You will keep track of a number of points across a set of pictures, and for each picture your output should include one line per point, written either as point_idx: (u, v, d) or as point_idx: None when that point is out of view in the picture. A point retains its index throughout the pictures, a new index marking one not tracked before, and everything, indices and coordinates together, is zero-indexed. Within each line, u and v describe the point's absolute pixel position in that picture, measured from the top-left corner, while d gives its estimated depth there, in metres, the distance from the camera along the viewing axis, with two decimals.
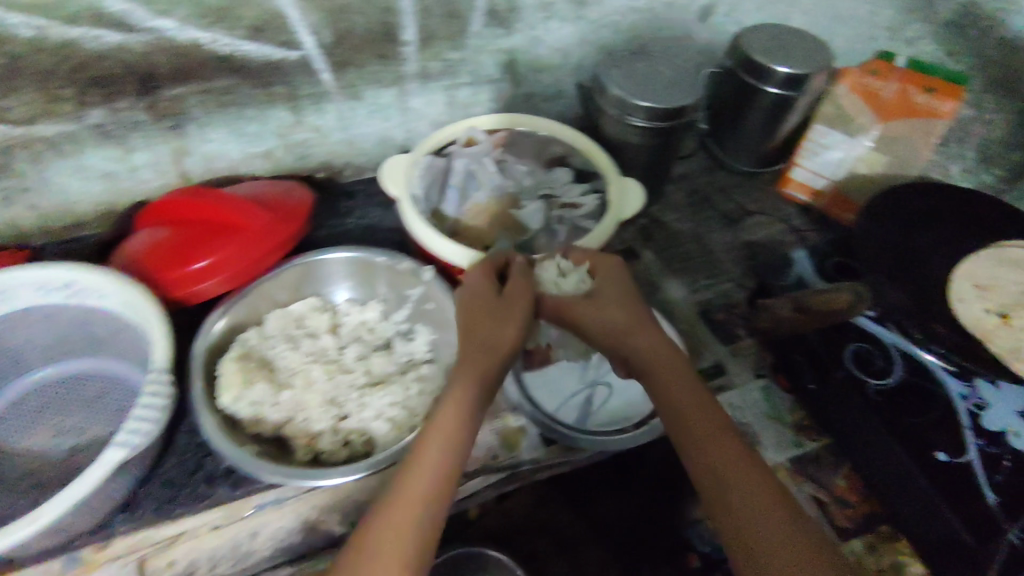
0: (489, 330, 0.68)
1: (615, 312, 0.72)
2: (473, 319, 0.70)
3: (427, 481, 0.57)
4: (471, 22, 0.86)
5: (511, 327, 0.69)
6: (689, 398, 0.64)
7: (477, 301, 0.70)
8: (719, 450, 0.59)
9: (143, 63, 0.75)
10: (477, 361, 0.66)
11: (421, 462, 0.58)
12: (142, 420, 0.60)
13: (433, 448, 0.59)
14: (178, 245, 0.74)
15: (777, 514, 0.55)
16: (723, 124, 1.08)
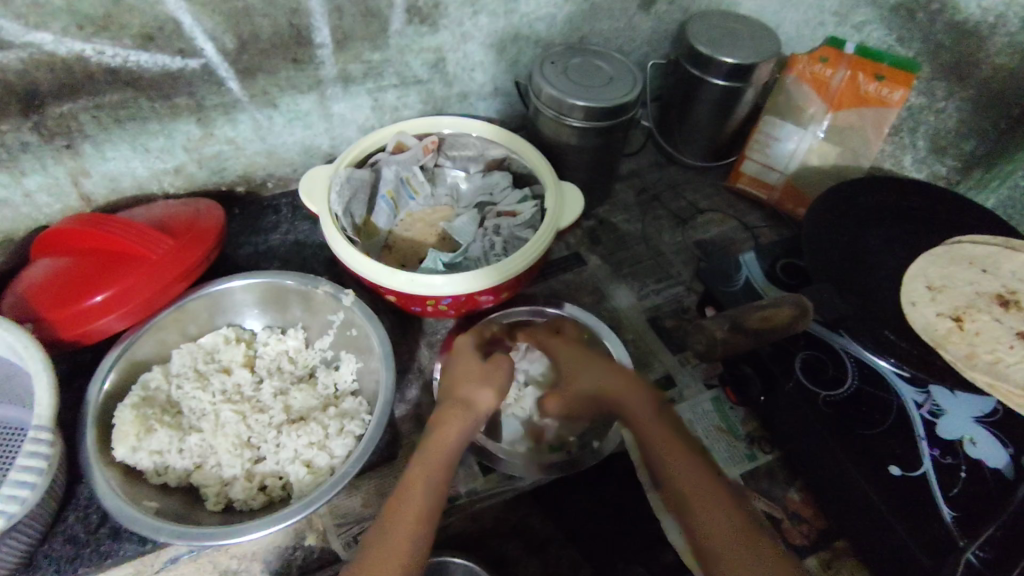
0: (467, 386, 0.67)
1: (590, 365, 0.70)
2: (454, 377, 0.69)
3: (417, 526, 0.56)
4: (390, 21, 0.80)
5: (489, 387, 0.67)
6: (657, 426, 0.63)
7: (463, 362, 0.70)
8: (689, 477, 0.58)
9: (22, 81, 0.68)
10: (455, 413, 0.64)
11: (409, 505, 0.57)
12: (18, 485, 0.54)
13: (422, 490, 0.58)
14: (73, 278, 0.67)
15: (741, 533, 0.54)
16: (669, 119, 1.03)
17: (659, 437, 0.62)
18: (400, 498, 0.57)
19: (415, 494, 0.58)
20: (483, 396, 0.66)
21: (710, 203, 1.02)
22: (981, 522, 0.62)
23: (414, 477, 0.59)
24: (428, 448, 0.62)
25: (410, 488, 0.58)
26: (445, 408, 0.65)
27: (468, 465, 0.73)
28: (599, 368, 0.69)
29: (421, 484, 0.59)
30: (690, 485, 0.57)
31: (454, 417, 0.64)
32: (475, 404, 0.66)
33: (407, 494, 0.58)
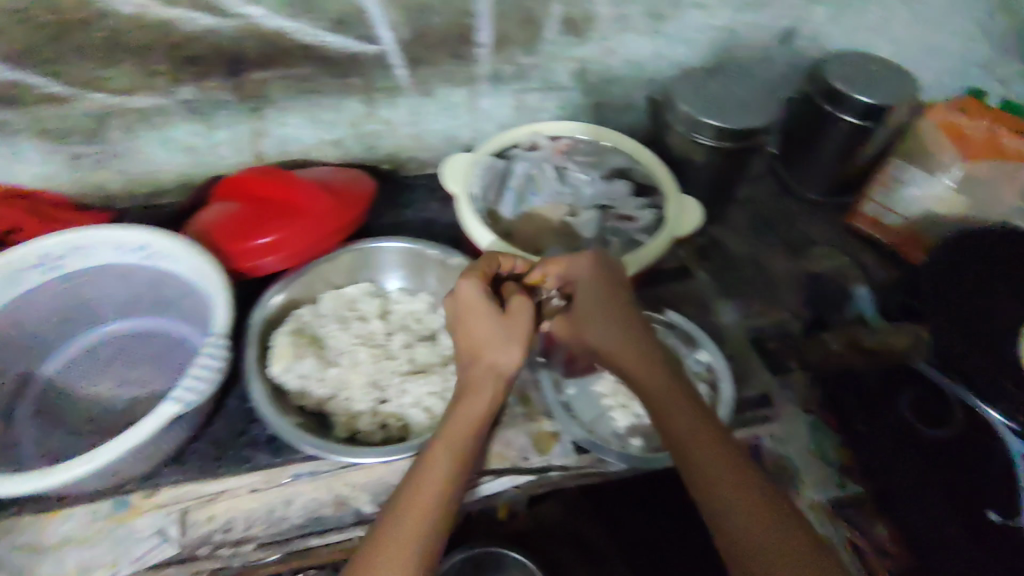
0: (493, 350, 0.67)
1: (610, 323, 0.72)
2: (473, 331, 0.68)
3: (434, 503, 0.58)
4: (546, 29, 0.87)
5: (517, 348, 0.67)
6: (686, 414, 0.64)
7: (474, 316, 0.68)
8: (731, 468, 0.59)
9: (232, 47, 0.78)
10: (477, 386, 0.66)
11: (430, 480, 0.59)
12: (198, 380, 0.61)
13: (442, 466, 0.60)
14: (243, 219, 0.77)
15: (779, 528, 0.55)
16: (794, 151, 1.05)
17: (689, 421, 0.64)
18: (420, 476, 0.60)
19: (434, 469, 0.60)
20: (505, 360, 0.67)
21: (824, 236, 1.03)
22: None
23: (433, 452, 0.61)
24: (450, 425, 0.64)
25: (429, 464, 0.61)
26: (467, 378, 0.67)
27: (563, 441, 0.77)
28: (621, 328, 0.71)
29: (440, 459, 0.61)
30: (729, 478, 0.59)
31: (484, 388, 0.66)
32: (501, 369, 0.67)
33: (427, 470, 0.60)
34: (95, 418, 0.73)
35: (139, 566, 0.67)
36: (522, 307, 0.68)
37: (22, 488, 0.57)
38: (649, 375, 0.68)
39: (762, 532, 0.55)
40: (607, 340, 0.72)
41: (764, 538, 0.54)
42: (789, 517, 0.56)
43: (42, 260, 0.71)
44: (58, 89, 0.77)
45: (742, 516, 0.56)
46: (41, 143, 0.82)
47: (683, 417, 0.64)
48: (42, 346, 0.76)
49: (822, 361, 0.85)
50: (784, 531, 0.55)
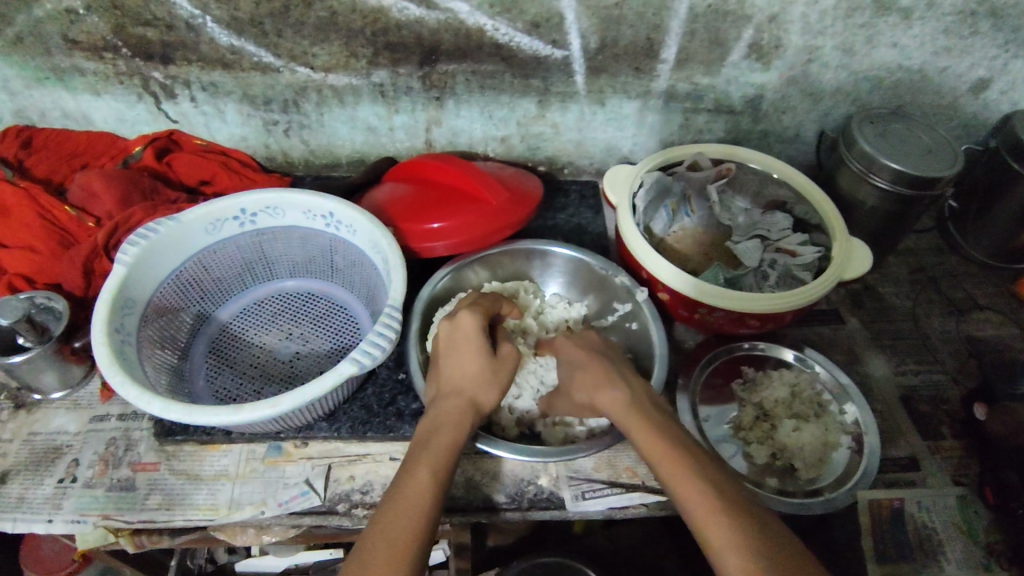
0: (479, 387, 0.65)
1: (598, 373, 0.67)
2: (456, 370, 0.66)
3: (418, 513, 0.54)
4: (731, 52, 0.87)
5: (497, 390, 0.66)
6: (657, 439, 0.59)
7: (464, 348, 0.66)
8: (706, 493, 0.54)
9: (431, 38, 0.83)
10: (453, 415, 0.63)
11: (410, 497, 0.55)
12: (375, 345, 0.65)
13: (426, 481, 0.56)
14: (421, 200, 0.82)
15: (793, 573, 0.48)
16: (968, 208, 0.98)
17: (660, 443, 0.59)
18: (401, 490, 0.56)
19: (419, 489, 0.56)
20: (489, 399, 0.65)
21: (989, 300, 0.96)
22: None
23: (416, 471, 0.57)
24: (428, 442, 0.60)
25: (409, 477, 0.57)
26: (447, 407, 0.63)
27: None
28: (599, 379, 0.66)
29: (421, 473, 0.57)
30: (704, 509, 0.53)
31: (458, 412, 0.63)
32: (480, 404, 0.64)
33: (408, 482, 0.56)
34: (261, 366, 0.78)
35: (283, 511, 0.70)
36: (510, 356, 0.69)
37: (212, 420, 0.61)
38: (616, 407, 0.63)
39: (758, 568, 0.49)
40: (611, 397, 0.64)
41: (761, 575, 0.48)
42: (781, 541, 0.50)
43: (240, 214, 0.78)
44: (270, 60, 0.84)
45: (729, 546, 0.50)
46: (241, 107, 0.90)
47: (645, 441, 0.59)
48: (221, 294, 0.82)
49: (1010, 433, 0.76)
50: (785, 566, 0.49)
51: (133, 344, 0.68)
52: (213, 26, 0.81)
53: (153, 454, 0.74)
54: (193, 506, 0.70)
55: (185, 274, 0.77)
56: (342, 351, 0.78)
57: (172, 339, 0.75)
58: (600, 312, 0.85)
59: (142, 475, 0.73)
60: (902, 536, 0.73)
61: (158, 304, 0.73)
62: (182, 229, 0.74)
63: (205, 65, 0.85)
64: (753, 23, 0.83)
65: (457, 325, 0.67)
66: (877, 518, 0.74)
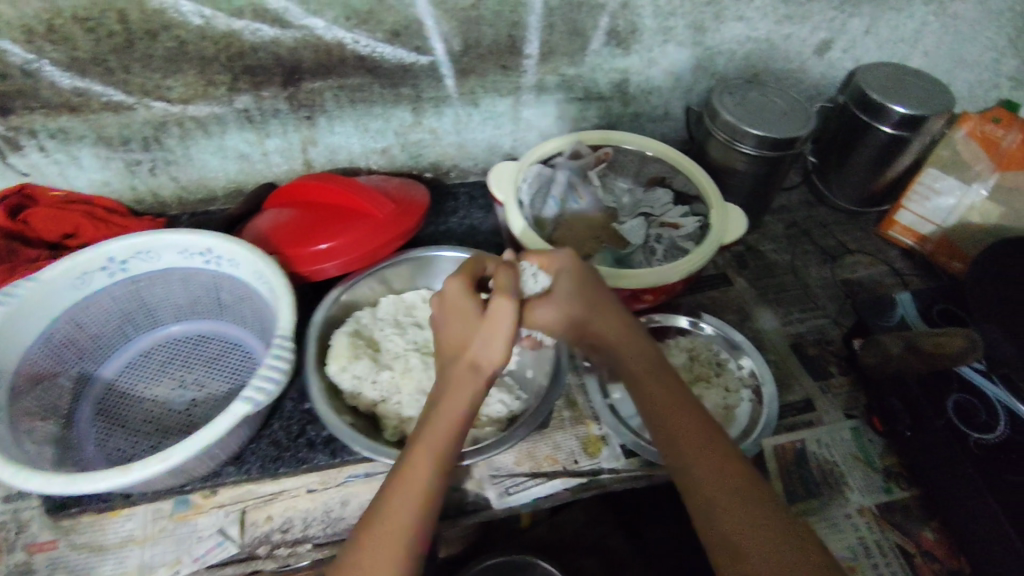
0: (476, 349, 0.64)
1: (602, 303, 0.69)
2: (455, 334, 0.67)
3: (423, 490, 0.57)
4: (592, 40, 0.89)
5: (500, 345, 0.64)
6: (671, 405, 0.63)
7: (458, 314, 0.66)
8: (707, 451, 0.59)
9: (291, 57, 0.81)
10: (461, 379, 0.63)
11: (415, 471, 0.58)
12: (265, 380, 0.62)
13: (432, 458, 0.59)
14: (303, 223, 0.80)
15: (765, 510, 0.55)
16: (828, 161, 1.06)
17: (663, 391, 0.64)
18: (409, 464, 0.58)
19: (424, 463, 0.58)
20: (490, 357, 0.64)
21: (858, 244, 1.04)
22: None
23: (417, 453, 0.59)
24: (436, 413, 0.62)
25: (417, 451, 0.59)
26: (451, 373, 0.64)
27: (612, 445, 0.78)
28: (605, 309, 0.69)
29: (420, 456, 0.59)
30: (699, 450, 0.59)
31: (461, 379, 0.63)
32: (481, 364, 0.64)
33: (416, 458, 0.59)
34: (155, 420, 0.74)
35: (200, 566, 0.67)
36: (503, 309, 0.64)
37: (100, 486, 0.57)
38: (626, 347, 0.68)
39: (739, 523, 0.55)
40: (629, 347, 0.68)
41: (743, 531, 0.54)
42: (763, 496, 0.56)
43: (109, 263, 0.73)
44: (122, 98, 0.80)
45: (715, 486, 0.57)
46: (97, 150, 0.85)
47: (656, 392, 0.64)
48: (101, 350, 0.77)
49: (879, 364, 0.80)
50: (760, 508, 0.55)
51: (4, 420, 0.62)
52: (52, 69, 0.75)
53: (49, 531, 0.69)
54: None
55: (56, 336, 0.72)
56: (240, 390, 0.76)
57: (51, 407, 0.71)
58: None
59: (40, 556, 0.67)
60: (809, 475, 0.78)
61: (29, 372, 0.69)
62: (45, 289, 0.69)
63: (51, 111, 0.79)
64: (607, 11, 0.86)
65: (449, 293, 0.67)
66: (784, 462, 0.79)
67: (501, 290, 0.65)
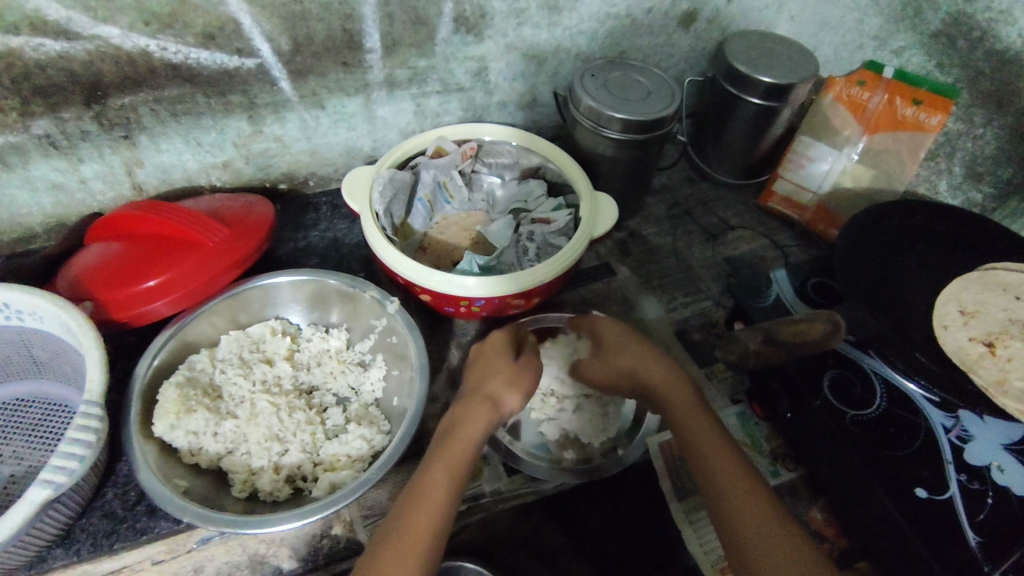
0: (497, 387, 0.65)
1: (635, 347, 0.69)
2: (483, 373, 0.67)
3: (434, 517, 0.54)
4: (439, 29, 0.82)
5: (517, 391, 0.65)
6: (716, 444, 0.60)
7: (488, 356, 0.68)
8: (725, 457, 0.59)
9: (88, 73, 0.71)
10: (478, 411, 0.62)
11: (429, 500, 0.55)
12: (68, 457, 0.55)
13: (444, 481, 0.56)
14: (126, 261, 0.70)
15: (793, 546, 0.53)
16: (704, 135, 1.04)
17: (708, 428, 0.62)
18: (422, 490, 0.56)
19: (436, 485, 0.56)
20: (510, 400, 0.65)
21: (740, 219, 1.02)
22: (1014, 547, 0.63)
23: (432, 469, 0.57)
24: (451, 440, 0.60)
25: (429, 477, 0.57)
26: (468, 404, 0.63)
27: (493, 464, 0.74)
28: (646, 351, 0.68)
29: (438, 475, 0.57)
30: (739, 482, 0.57)
31: (477, 410, 0.62)
32: (500, 405, 0.64)
33: (428, 480, 0.56)
34: None
35: None
36: (531, 364, 0.69)
37: None
38: (669, 386, 0.66)
39: (762, 524, 0.54)
40: (665, 378, 0.66)
41: (766, 532, 0.54)
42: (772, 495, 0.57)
43: None
44: None
45: (757, 520, 0.54)
46: None
47: (701, 430, 0.61)
48: None
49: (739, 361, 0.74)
50: (791, 543, 0.53)
51: None
52: None
53: None
54: None
55: None
56: None
57: None
58: (364, 331, 0.77)
59: None
60: None
61: None
62: None
63: None
64: None
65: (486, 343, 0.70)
66: (670, 458, 0.76)
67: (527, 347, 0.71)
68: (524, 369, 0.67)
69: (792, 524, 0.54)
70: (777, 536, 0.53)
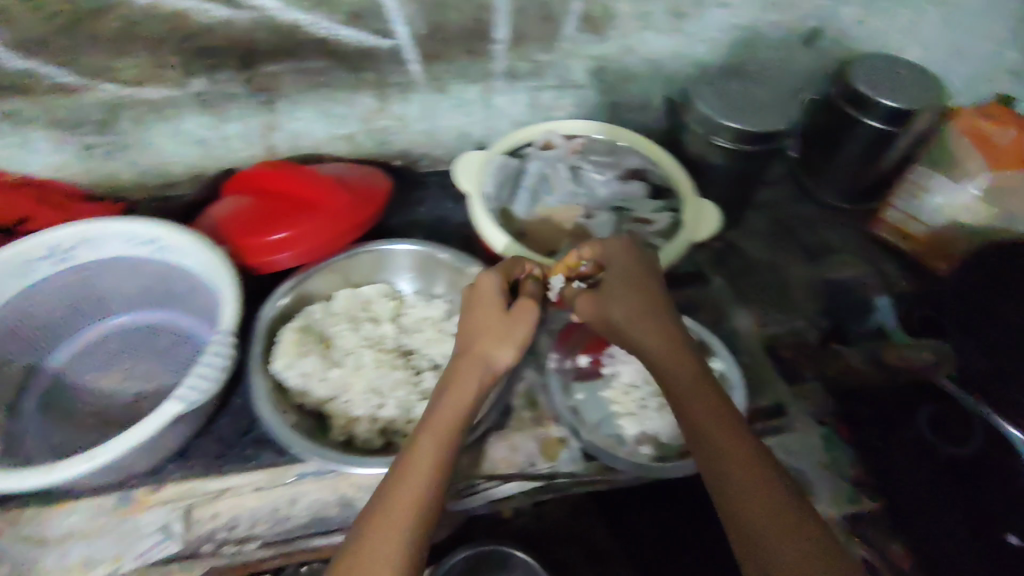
0: (490, 344, 0.64)
1: (632, 303, 0.66)
2: (472, 329, 0.66)
3: (419, 493, 0.54)
4: (564, 26, 0.85)
5: (508, 346, 0.65)
6: (715, 419, 0.58)
7: (479, 307, 0.67)
8: (735, 453, 0.55)
9: (245, 39, 0.77)
10: (468, 378, 0.62)
11: (415, 472, 0.55)
12: (201, 378, 0.60)
13: (429, 449, 0.56)
14: (257, 212, 0.77)
15: (800, 530, 0.49)
16: (815, 155, 1.02)
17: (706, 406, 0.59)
18: (408, 460, 0.56)
19: (422, 455, 0.56)
20: (500, 356, 0.64)
21: (844, 243, 1.00)
22: None
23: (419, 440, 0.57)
24: (437, 412, 0.60)
25: (415, 452, 0.56)
26: (463, 364, 0.63)
27: (572, 448, 0.75)
28: (645, 311, 0.66)
29: (426, 447, 0.57)
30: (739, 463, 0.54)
31: (472, 375, 0.62)
32: (492, 362, 0.64)
33: (413, 456, 0.56)
34: (102, 412, 0.72)
35: (142, 562, 0.69)
36: (527, 308, 0.67)
37: (26, 484, 0.56)
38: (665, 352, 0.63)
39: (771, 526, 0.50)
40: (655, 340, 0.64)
41: (779, 536, 0.49)
42: (788, 488, 0.53)
43: (51, 252, 0.71)
44: (70, 79, 0.77)
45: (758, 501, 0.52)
46: (50, 133, 0.82)
47: (700, 408, 0.59)
48: (51, 337, 0.76)
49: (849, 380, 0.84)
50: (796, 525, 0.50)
51: None
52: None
53: None
54: (41, 569, 0.67)
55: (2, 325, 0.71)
56: None
57: None
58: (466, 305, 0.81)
59: None
60: None
61: None
62: None
63: None
64: None
65: (478, 289, 0.68)
66: None
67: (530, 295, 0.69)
68: (519, 322, 0.66)
69: (808, 519, 0.50)
70: (787, 540, 0.49)
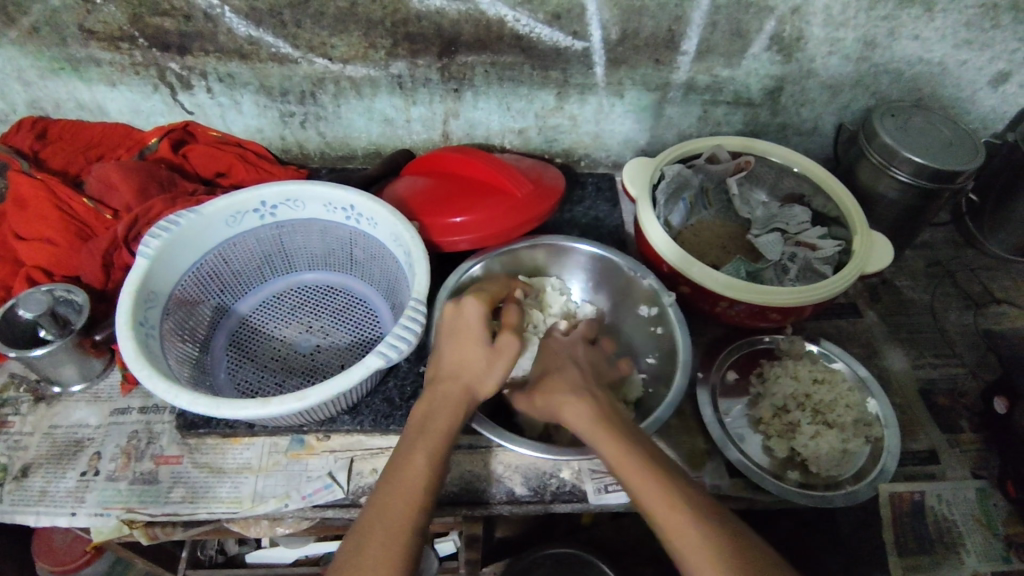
0: (475, 376, 0.65)
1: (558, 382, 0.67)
2: (455, 357, 0.66)
3: (412, 506, 0.55)
4: (753, 44, 0.86)
5: (494, 379, 0.65)
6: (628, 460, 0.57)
7: (464, 338, 0.66)
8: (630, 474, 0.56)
9: (451, 29, 0.81)
10: (451, 399, 0.63)
11: (409, 479, 0.57)
12: (400, 339, 0.64)
13: (423, 463, 0.58)
14: (440, 193, 0.81)
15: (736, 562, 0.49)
16: (986, 202, 0.98)
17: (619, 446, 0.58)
18: (401, 472, 0.57)
19: (416, 468, 0.58)
20: (489, 384, 0.65)
21: (1007, 294, 0.96)
22: None
23: (413, 450, 0.59)
24: (426, 426, 0.61)
25: (408, 465, 0.58)
26: (442, 392, 0.64)
27: (717, 462, 0.75)
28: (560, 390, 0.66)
29: (419, 457, 0.59)
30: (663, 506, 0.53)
31: (454, 401, 0.63)
32: (476, 390, 0.65)
33: (407, 467, 0.58)
34: (284, 360, 0.78)
35: (307, 503, 0.71)
36: (511, 343, 0.67)
37: (239, 414, 0.60)
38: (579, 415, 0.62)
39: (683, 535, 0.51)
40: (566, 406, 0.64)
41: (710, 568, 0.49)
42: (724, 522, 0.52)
43: (261, 206, 0.77)
44: (289, 51, 0.83)
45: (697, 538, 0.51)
46: (257, 99, 0.90)
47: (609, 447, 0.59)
48: (240, 286, 0.82)
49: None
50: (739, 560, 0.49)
51: (157, 337, 0.67)
52: (232, 17, 0.80)
53: (175, 447, 0.74)
54: (217, 499, 0.71)
55: (206, 267, 0.76)
56: (363, 344, 0.79)
57: (193, 332, 0.75)
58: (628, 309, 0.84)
59: (165, 468, 0.73)
60: (924, 530, 0.75)
61: (179, 297, 0.73)
62: (203, 222, 0.73)
63: (223, 56, 0.84)
64: (776, 14, 0.82)
65: (463, 318, 0.68)
66: (898, 511, 0.75)
67: (510, 326, 0.69)
68: (504, 356, 0.66)
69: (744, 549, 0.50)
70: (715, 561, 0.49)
